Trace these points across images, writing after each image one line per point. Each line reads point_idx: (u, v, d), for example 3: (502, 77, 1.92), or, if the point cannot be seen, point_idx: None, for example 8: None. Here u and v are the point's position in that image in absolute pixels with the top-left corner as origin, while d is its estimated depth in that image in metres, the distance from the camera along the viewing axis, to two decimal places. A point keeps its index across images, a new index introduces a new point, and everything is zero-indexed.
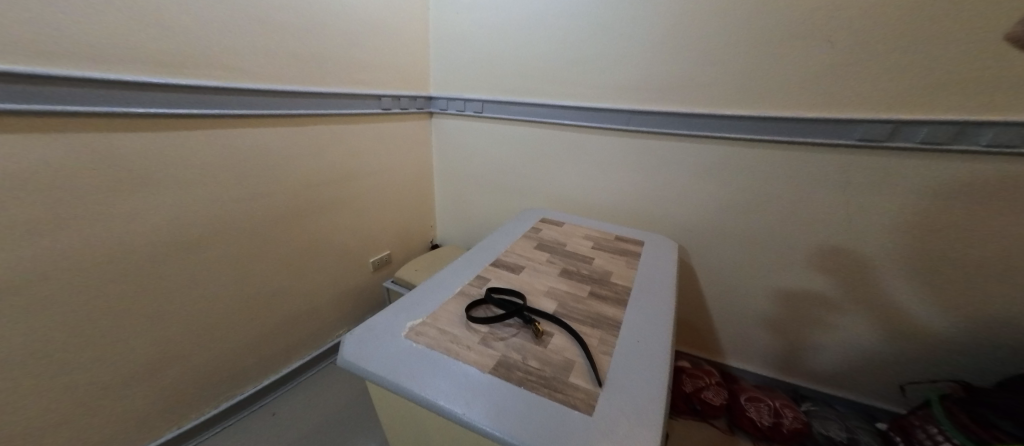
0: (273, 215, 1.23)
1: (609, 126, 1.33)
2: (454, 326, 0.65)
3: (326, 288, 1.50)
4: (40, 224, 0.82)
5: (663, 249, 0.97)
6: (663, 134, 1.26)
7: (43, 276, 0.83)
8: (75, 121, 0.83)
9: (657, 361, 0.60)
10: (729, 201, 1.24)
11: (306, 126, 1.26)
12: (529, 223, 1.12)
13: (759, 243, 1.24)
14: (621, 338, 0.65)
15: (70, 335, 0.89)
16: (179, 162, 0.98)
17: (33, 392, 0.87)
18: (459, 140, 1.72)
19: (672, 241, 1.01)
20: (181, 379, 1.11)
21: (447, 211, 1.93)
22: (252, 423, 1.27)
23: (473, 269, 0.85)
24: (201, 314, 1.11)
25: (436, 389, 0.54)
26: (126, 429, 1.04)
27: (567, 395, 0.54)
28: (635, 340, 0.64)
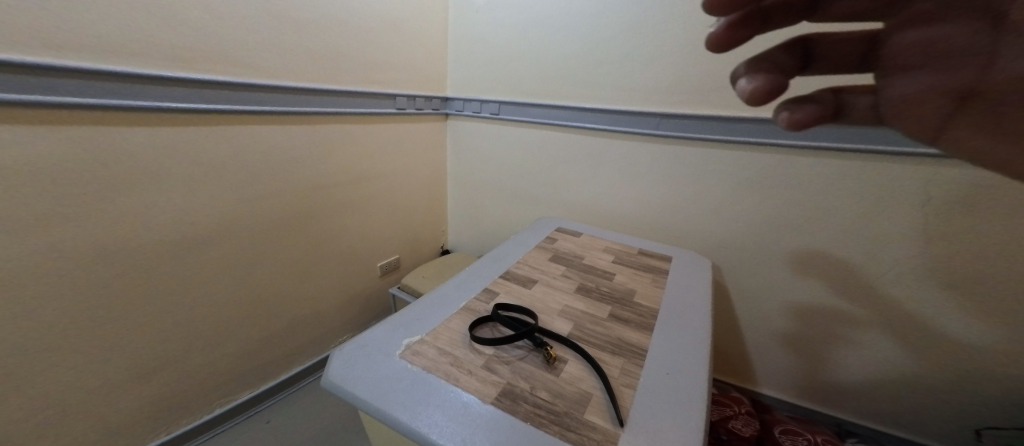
0: (281, 215, 1.21)
1: (631, 130, 1.26)
2: (455, 347, 0.60)
3: (334, 291, 1.47)
4: (43, 217, 0.79)
5: (690, 267, 0.90)
6: (689, 141, 1.19)
7: (45, 272, 0.81)
8: (83, 113, 0.80)
9: (683, 397, 0.53)
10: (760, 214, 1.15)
11: (319, 126, 1.24)
12: (544, 233, 1.06)
13: (791, 261, 1.15)
14: (644, 369, 0.58)
15: (70, 332, 0.87)
16: (187, 158, 0.97)
17: (31, 390, 0.84)
18: (475, 143, 1.68)
19: (705, 259, 0.93)
20: (182, 380, 1.09)
21: (460, 216, 1.89)
22: (253, 429, 1.24)
23: (482, 282, 0.80)
24: (204, 314, 1.09)
25: (427, 418, 0.49)
26: (125, 429, 1.01)
27: (576, 433, 0.48)
28: (659, 371, 0.57)
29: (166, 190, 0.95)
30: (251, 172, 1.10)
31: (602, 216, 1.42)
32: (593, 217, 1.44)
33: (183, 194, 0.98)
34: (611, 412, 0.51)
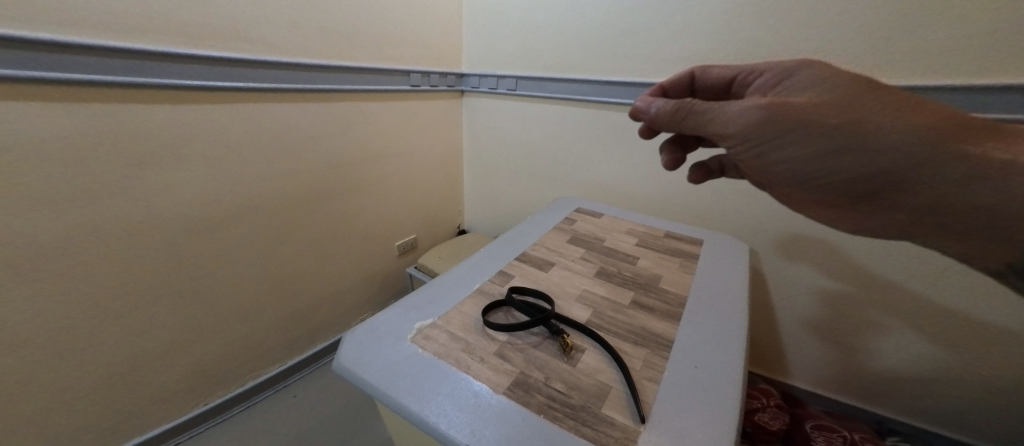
0: (299, 195, 1.21)
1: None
2: (468, 333, 0.58)
3: (353, 270, 1.48)
4: (70, 196, 0.80)
5: (720, 252, 0.84)
6: None
7: (76, 250, 0.83)
8: (99, 91, 0.80)
9: (712, 396, 0.49)
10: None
11: (334, 103, 1.21)
12: (563, 213, 1.02)
13: (830, 247, 1.07)
14: (669, 363, 0.54)
15: (103, 308, 0.90)
16: (205, 137, 0.96)
17: (72, 362, 0.89)
18: (492, 121, 1.62)
19: (740, 243, 0.87)
20: (210, 355, 1.13)
21: (477, 196, 1.86)
22: (280, 403, 1.29)
23: (498, 265, 0.77)
24: (227, 292, 1.11)
25: (437, 409, 0.47)
26: (160, 399, 1.07)
27: (593, 431, 0.45)
28: (685, 365, 0.53)
29: (185, 169, 0.95)
30: (268, 151, 1.10)
31: (624, 197, 1.36)
32: (615, 198, 1.38)
33: (201, 173, 0.98)
34: (631, 408, 0.47)
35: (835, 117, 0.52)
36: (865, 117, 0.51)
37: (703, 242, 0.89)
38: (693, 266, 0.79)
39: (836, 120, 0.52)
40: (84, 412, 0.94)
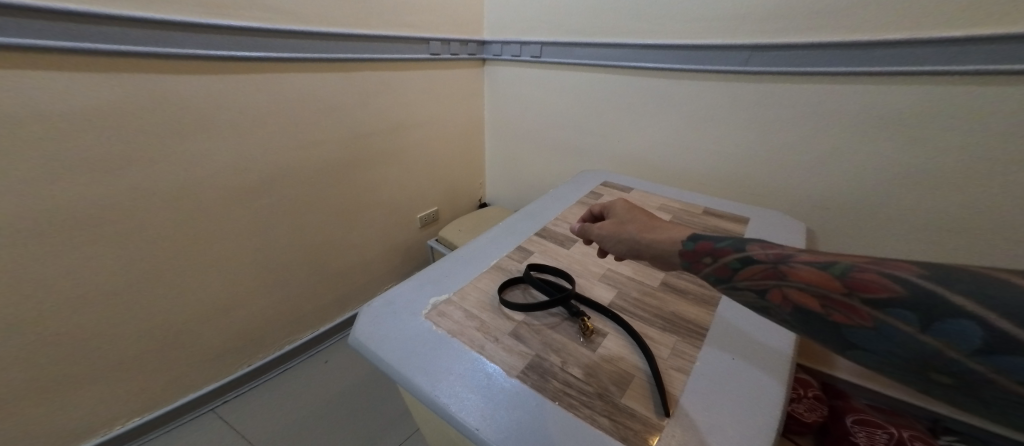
0: (321, 167, 1.21)
1: (702, 69, 1.06)
2: (483, 311, 0.56)
3: (376, 243, 1.49)
4: (104, 166, 0.82)
5: (769, 231, 0.76)
6: (769, 80, 0.98)
7: (113, 220, 0.86)
8: (123, 61, 0.79)
9: (749, 390, 0.45)
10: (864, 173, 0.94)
11: (352, 73, 1.18)
12: (588, 187, 0.96)
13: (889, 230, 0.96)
14: (701, 352, 0.50)
15: (142, 276, 0.93)
16: (228, 108, 0.95)
17: (118, 326, 0.93)
18: (516, 91, 1.54)
19: (787, 222, 0.79)
20: (242, 321, 1.18)
21: (499, 169, 1.81)
22: (309, 369, 1.35)
23: (516, 239, 0.74)
24: (255, 261, 1.14)
25: (449, 389, 0.45)
26: (199, 362, 1.12)
27: (613, 423, 0.42)
28: (720, 357, 0.49)
29: (210, 140, 0.95)
30: (289, 123, 1.08)
31: (656, 170, 1.27)
32: (644, 171, 1.30)
33: (225, 145, 0.98)
34: (656, 399, 0.44)
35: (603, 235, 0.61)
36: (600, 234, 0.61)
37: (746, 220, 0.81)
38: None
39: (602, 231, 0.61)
40: (132, 373, 1.00)
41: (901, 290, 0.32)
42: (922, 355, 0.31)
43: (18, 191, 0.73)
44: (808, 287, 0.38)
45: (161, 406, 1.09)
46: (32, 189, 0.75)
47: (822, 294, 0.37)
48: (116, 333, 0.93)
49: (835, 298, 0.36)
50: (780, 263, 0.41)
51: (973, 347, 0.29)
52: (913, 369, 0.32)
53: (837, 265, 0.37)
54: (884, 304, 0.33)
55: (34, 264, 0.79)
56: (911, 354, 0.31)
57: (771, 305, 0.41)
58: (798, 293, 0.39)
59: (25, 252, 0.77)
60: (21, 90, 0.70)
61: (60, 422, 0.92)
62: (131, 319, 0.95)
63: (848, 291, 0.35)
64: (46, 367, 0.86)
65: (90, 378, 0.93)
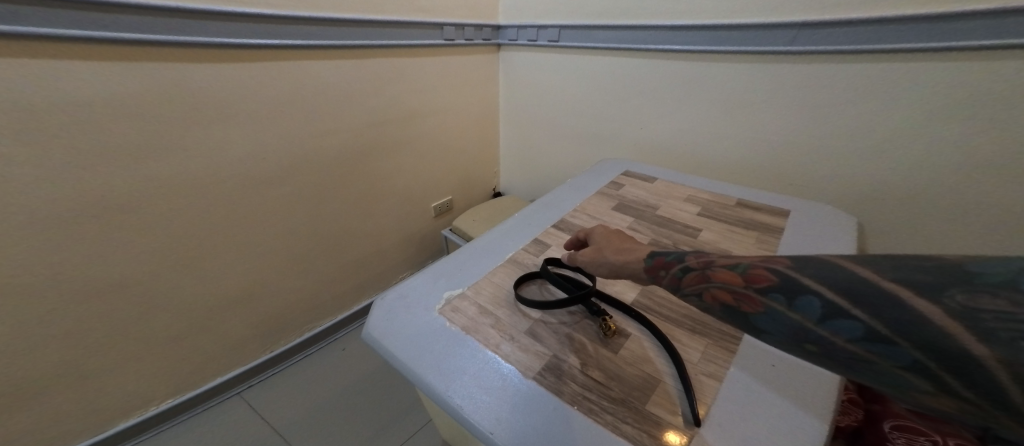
0: (337, 155, 1.20)
1: (736, 49, 0.99)
2: (498, 307, 0.54)
3: (391, 232, 1.49)
4: (126, 155, 0.82)
5: (808, 225, 0.71)
6: (809, 62, 0.91)
7: (136, 209, 0.86)
8: (143, 50, 0.78)
9: (787, 401, 0.42)
10: (915, 163, 0.86)
11: (365, 60, 1.15)
12: (608, 177, 0.92)
13: (939, 224, 0.89)
14: (733, 357, 0.47)
15: (165, 264, 0.94)
16: (245, 96, 0.95)
17: (144, 313, 0.95)
18: (533, 77, 1.50)
19: (826, 215, 0.74)
20: (262, 309, 1.20)
21: (514, 157, 1.78)
22: (328, 356, 1.37)
23: (533, 232, 0.71)
24: (273, 250, 1.15)
25: (463, 390, 0.44)
26: (222, 348, 1.15)
27: (634, 432, 0.40)
28: (754, 363, 0.46)
29: (228, 129, 0.94)
30: (305, 111, 1.07)
31: (680, 158, 1.22)
32: (667, 159, 1.25)
33: (243, 134, 0.97)
34: (683, 406, 0.42)
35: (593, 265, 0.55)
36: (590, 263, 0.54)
37: (781, 213, 0.76)
38: (778, 241, 0.67)
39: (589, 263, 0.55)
40: (159, 359, 1.02)
41: (778, 277, 0.34)
42: (798, 329, 0.32)
43: (45, 182, 0.74)
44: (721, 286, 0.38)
45: (190, 390, 1.12)
46: (58, 179, 0.75)
47: (730, 289, 0.37)
48: (144, 319, 0.96)
49: (737, 290, 0.36)
50: (704, 267, 0.40)
51: (819, 316, 0.31)
52: (794, 342, 0.33)
53: (738, 263, 0.38)
54: (769, 291, 0.34)
55: (64, 253, 0.80)
56: (792, 330, 0.32)
57: (705, 306, 0.39)
58: (715, 293, 0.38)
59: (55, 241, 0.79)
60: (42, 80, 0.70)
61: (94, 404, 0.96)
62: (158, 307, 0.97)
63: (749, 284, 0.36)
64: (79, 351, 0.89)
65: (122, 362, 0.96)
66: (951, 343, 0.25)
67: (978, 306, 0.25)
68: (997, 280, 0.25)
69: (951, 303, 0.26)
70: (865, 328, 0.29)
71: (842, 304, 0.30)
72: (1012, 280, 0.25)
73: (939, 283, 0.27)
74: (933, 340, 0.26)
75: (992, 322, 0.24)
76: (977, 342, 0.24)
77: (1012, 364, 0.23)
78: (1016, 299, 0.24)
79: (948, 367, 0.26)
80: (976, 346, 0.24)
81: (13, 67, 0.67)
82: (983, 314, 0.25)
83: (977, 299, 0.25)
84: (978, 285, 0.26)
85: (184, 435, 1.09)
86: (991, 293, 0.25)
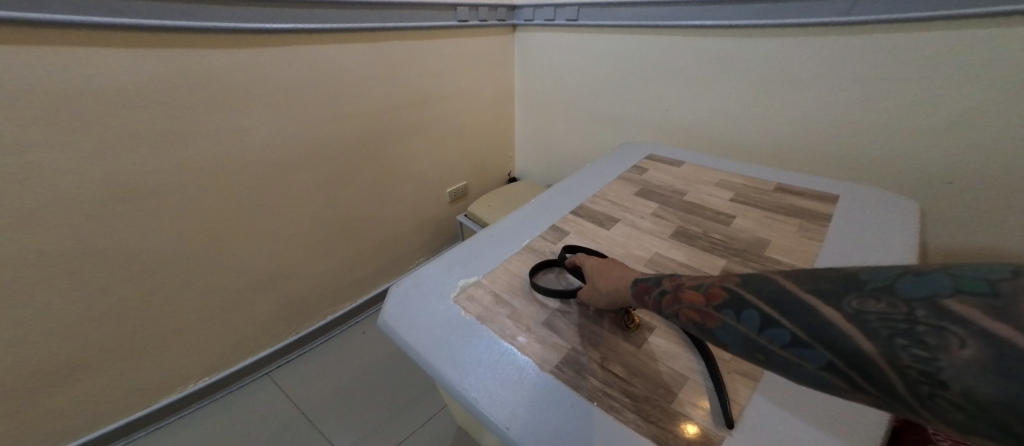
0: (353, 140, 1.19)
1: (775, 24, 0.91)
2: (514, 297, 0.53)
3: (408, 217, 1.49)
4: (150, 142, 0.82)
5: (851, 212, 0.66)
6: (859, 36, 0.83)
7: (161, 197, 0.87)
8: (161, 36, 0.77)
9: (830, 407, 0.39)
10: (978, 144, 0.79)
11: (379, 44, 1.13)
12: (629, 162, 0.88)
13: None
14: None
15: (191, 251, 0.96)
16: (262, 81, 0.94)
17: (173, 298, 0.97)
18: (551, 59, 1.44)
19: (874, 200, 0.68)
20: (285, 293, 1.21)
21: (530, 142, 1.74)
22: (349, 338, 1.39)
23: (550, 218, 0.69)
24: (294, 235, 1.16)
25: (479, 382, 0.42)
26: (248, 331, 1.17)
27: (658, 432, 0.38)
28: None
29: (246, 115, 0.94)
30: (320, 97, 1.06)
31: (708, 141, 1.16)
32: (693, 142, 1.19)
33: (261, 120, 0.97)
34: (714, 406, 0.40)
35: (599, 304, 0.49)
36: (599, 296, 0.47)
37: (827, 198, 0.71)
38: (817, 229, 0.63)
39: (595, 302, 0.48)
40: (189, 342, 1.05)
41: (731, 290, 0.28)
42: (746, 341, 0.27)
43: (72, 169, 0.75)
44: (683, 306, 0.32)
45: (219, 370, 1.16)
46: (87, 167, 0.76)
47: (693, 308, 0.31)
48: (174, 304, 0.98)
49: (699, 308, 0.31)
50: (674, 287, 0.34)
51: (757, 326, 0.26)
52: (746, 355, 0.28)
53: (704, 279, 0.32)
54: (722, 306, 0.29)
55: (94, 239, 0.81)
56: (744, 343, 0.27)
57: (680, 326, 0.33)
58: (682, 313, 0.32)
59: (86, 228, 0.80)
60: (64, 68, 0.69)
61: (130, 384, 0.99)
62: (186, 291, 0.99)
63: (708, 301, 0.30)
64: (114, 334, 0.91)
65: (154, 344, 0.99)
66: (845, 343, 0.22)
67: (867, 309, 0.22)
68: (879, 282, 0.22)
69: (846, 308, 0.22)
70: (793, 335, 0.24)
71: (769, 312, 0.26)
72: (893, 283, 0.22)
73: (830, 288, 0.23)
74: (834, 342, 0.23)
75: (877, 323, 0.21)
76: (865, 341, 0.21)
77: (897, 362, 0.20)
78: (896, 300, 0.21)
79: (854, 367, 0.22)
80: (865, 346, 0.21)
81: (34, 55, 0.66)
82: (869, 316, 0.21)
83: (867, 302, 0.22)
84: (866, 287, 0.22)
85: (217, 413, 1.13)
86: (875, 295, 0.22)
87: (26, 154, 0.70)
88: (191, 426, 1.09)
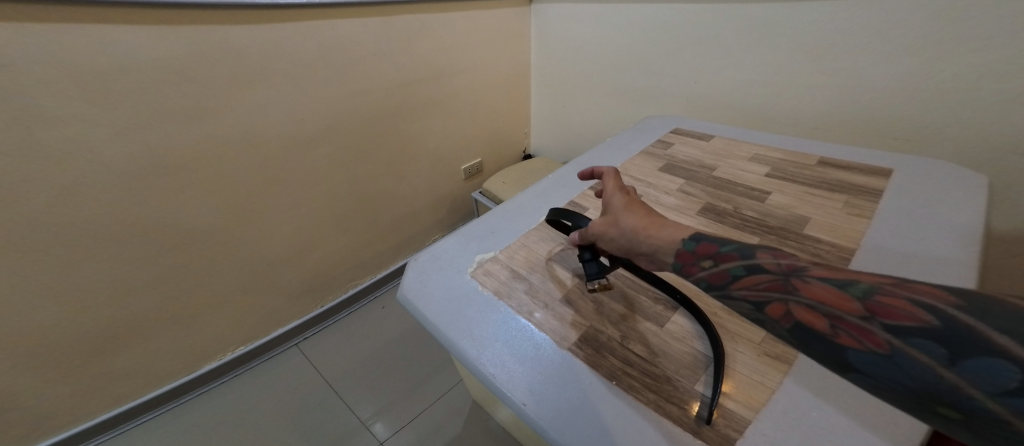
0: (370, 116, 1.18)
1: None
2: (531, 273, 0.52)
3: (424, 194, 1.49)
4: (175, 117, 0.82)
5: (899, 190, 0.61)
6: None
7: (188, 172, 0.88)
8: (181, 13, 0.76)
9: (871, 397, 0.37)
10: None
11: (394, 16, 1.10)
12: (654, 136, 0.84)
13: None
14: None
15: (218, 225, 0.98)
16: (281, 56, 0.93)
17: (203, 271, 1.00)
18: (572, 32, 1.38)
19: (929, 178, 0.63)
20: (306, 268, 1.24)
21: (547, 118, 1.69)
22: (369, 312, 1.42)
23: (570, 193, 0.67)
24: (314, 211, 1.17)
25: (496, 358, 0.42)
26: (273, 304, 1.21)
27: (681, 414, 0.37)
28: None
29: (266, 91, 0.93)
30: (337, 72, 1.04)
31: (736, 115, 1.10)
32: (725, 115, 1.12)
33: (281, 96, 0.96)
34: (739, 392, 0.38)
35: (608, 236, 0.44)
36: (630, 222, 0.41)
37: (876, 173, 0.66)
38: (860, 207, 0.59)
39: (612, 228, 0.43)
40: (216, 313, 1.09)
41: (943, 323, 0.23)
42: (924, 382, 0.23)
43: (107, 145, 0.77)
44: (815, 305, 0.28)
45: (252, 340, 1.21)
46: (117, 142, 0.77)
47: (834, 313, 0.27)
48: (209, 277, 1.02)
49: (851, 318, 0.26)
50: (791, 273, 0.30)
51: (994, 385, 0.21)
52: (915, 391, 0.24)
53: (867, 282, 0.27)
54: (911, 334, 0.24)
55: (130, 215, 0.84)
56: (914, 382, 0.24)
57: (765, 317, 0.30)
58: (798, 306, 0.28)
59: (122, 204, 0.82)
60: (93, 45, 0.70)
61: (166, 351, 1.04)
62: (216, 264, 1.02)
63: (881, 316, 0.25)
64: (153, 304, 0.96)
65: (192, 315, 1.04)
66: None
67: None
68: None
69: None
70: None
71: None
72: None
73: None
74: None
75: None
76: None
77: None
78: None
79: None
80: None
81: (60, 32, 0.66)
82: None
83: None
84: None
85: (252, 380, 1.19)
86: None
87: (61, 131, 0.71)
88: (232, 391, 1.16)
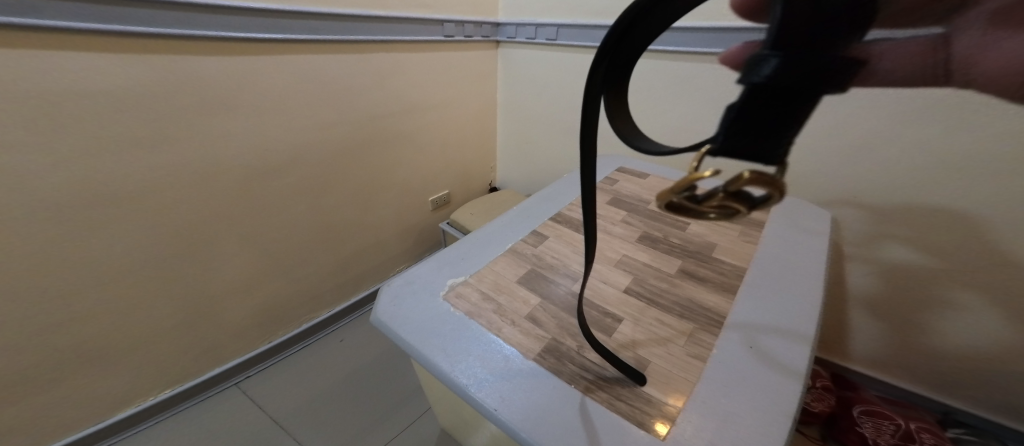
0: (339, 147, 1.21)
1: None
2: (499, 294, 0.57)
3: (390, 223, 1.51)
4: (134, 143, 0.83)
5: (791, 220, 0.74)
6: None
7: (141, 198, 0.87)
8: (152, 43, 0.79)
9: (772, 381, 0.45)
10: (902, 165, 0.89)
11: (367, 54, 1.16)
12: (603, 173, 0.95)
13: (925, 228, 0.90)
14: (726, 341, 0.51)
15: (168, 252, 0.96)
16: (251, 87, 0.96)
17: (145, 299, 0.97)
18: (532, 74, 1.52)
19: (815, 211, 0.77)
20: (261, 297, 1.21)
21: (510, 152, 1.80)
22: (325, 346, 1.38)
23: (530, 223, 0.74)
24: (273, 240, 1.16)
25: (467, 370, 0.47)
26: (220, 336, 1.16)
27: (630, 408, 0.43)
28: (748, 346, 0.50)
29: (233, 120, 0.95)
30: (307, 105, 1.08)
31: None
32: None
33: (248, 126, 0.99)
34: (666, 387, 0.45)
35: None
36: None
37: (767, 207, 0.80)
38: (760, 236, 0.71)
39: None
40: (158, 345, 1.04)
41: None
42: None
43: (57, 169, 0.76)
44: None
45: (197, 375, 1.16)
46: (69, 166, 0.77)
47: None
48: (152, 306, 0.98)
49: None
50: None
51: None
52: None
53: None
54: None
55: (72, 241, 0.82)
56: None
57: None
58: None
59: (65, 230, 0.80)
60: (57, 70, 0.71)
61: (95, 388, 0.97)
62: (162, 293, 0.99)
63: None
64: (86, 335, 0.90)
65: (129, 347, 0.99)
66: None
67: None
68: None
69: None
70: None
71: None
72: None
73: None
74: None
75: None
76: None
77: None
78: None
79: None
80: None
81: (23, 57, 0.67)
82: None
83: None
84: None
85: (185, 423, 1.11)
86: None
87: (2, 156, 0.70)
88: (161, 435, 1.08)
